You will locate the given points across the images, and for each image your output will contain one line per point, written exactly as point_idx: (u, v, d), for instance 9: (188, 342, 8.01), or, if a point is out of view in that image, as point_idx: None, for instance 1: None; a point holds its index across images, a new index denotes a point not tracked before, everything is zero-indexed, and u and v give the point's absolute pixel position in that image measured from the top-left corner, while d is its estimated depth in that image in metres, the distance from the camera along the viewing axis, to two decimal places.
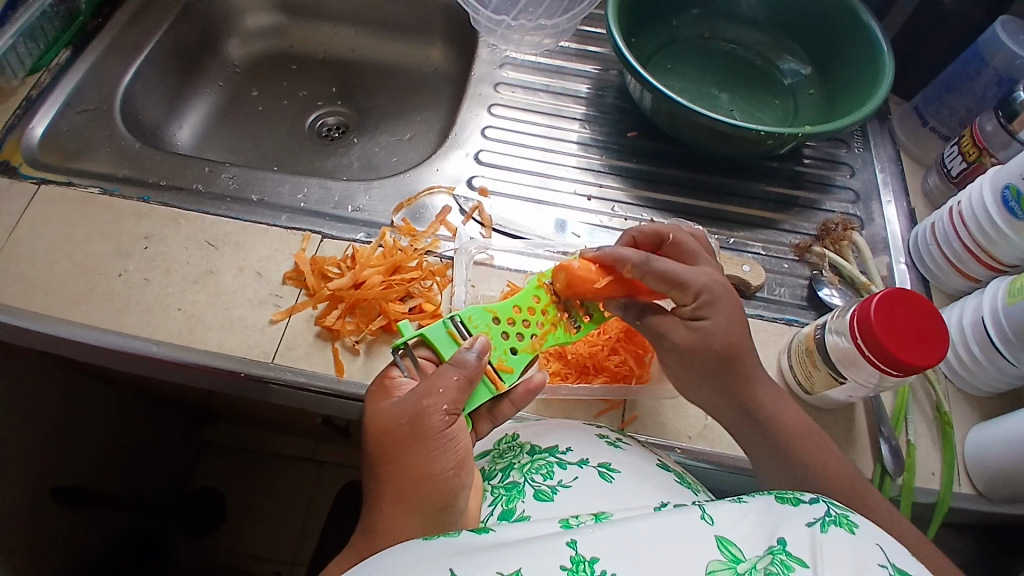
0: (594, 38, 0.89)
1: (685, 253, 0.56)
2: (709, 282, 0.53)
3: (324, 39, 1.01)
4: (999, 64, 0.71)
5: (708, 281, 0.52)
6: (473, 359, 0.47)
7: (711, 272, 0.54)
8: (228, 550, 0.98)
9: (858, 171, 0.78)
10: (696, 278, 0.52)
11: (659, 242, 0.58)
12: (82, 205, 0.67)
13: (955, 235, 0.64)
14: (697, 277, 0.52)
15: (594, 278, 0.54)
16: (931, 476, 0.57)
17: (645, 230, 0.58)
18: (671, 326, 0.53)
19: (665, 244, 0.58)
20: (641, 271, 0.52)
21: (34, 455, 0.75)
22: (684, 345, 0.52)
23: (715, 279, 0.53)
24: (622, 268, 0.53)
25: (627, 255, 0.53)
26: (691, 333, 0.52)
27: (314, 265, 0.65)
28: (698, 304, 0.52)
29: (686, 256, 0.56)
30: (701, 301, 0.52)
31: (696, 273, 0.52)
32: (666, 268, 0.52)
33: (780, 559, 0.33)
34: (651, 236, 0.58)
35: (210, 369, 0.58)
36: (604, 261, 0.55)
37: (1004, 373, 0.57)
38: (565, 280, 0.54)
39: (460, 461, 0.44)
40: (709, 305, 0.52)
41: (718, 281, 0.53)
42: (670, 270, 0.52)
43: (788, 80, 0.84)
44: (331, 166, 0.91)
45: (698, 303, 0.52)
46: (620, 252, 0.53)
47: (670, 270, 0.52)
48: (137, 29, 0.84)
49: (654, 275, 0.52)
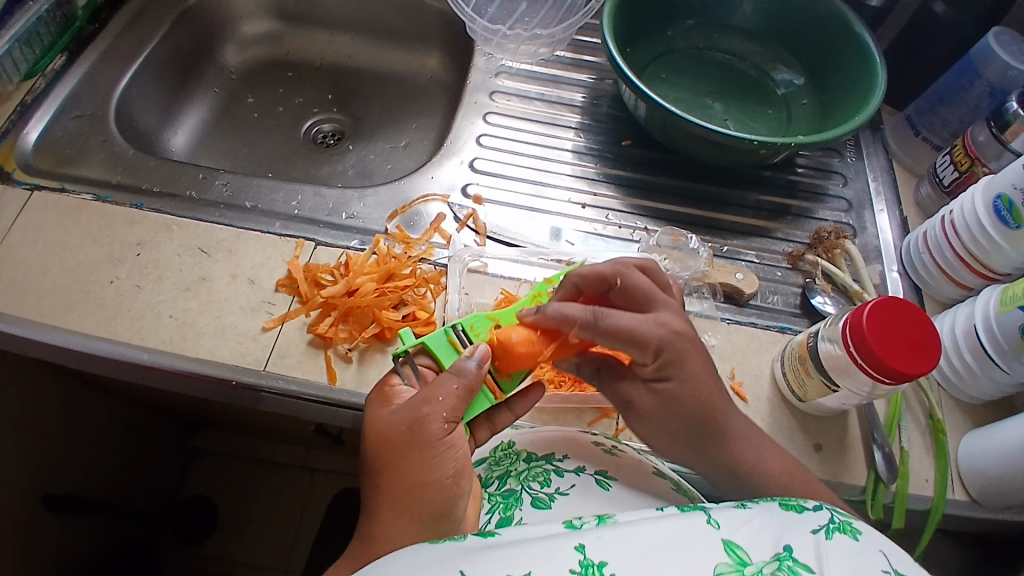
0: (589, 47, 0.89)
1: (636, 297, 0.52)
2: (668, 334, 0.50)
3: (320, 47, 1.01)
4: (993, 76, 0.72)
5: (666, 336, 0.49)
6: (473, 367, 0.47)
7: (667, 320, 0.50)
8: (219, 560, 0.97)
9: (850, 180, 0.79)
10: (654, 335, 0.49)
11: (607, 286, 0.54)
12: (75, 211, 0.67)
13: (947, 244, 0.65)
14: (654, 332, 0.49)
15: (539, 348, 0.51)
16: (926, 483, 0.57)
17: (587, 275, 0.54)
18: (635, 394, 0.52)
19: (614, 289, 0.54)
20: (593, 332, 0.50)
21: (25, 463, 0.74)
22: (649, 411, 0.52)
23: (674, 330, 0.50)
24: (569, 330, 0.51)
25: (573, 317, 0.50)
26: (654, 397, 0.51)
27: (308, 272, 0.64)
28: (658, 362, 0.50)
29: (638, 301, 0.52)
30: (662, 362, 0.50)
31: (651, 327, 0.49)
32: (622, 326, 0.49)
33: (787, 565, 0.33)
34: (594, 279, 0.54)
35: (201, 377, 0.58)
36: (546, 325, 0.51)
37: (997, 382, 0.57)
38: (507, 359, 0.50)
39: (459, 469, 0.44)
40: (671, 363, 0.49)
41: (677, 331, 0.50)
42: (623, 326, 0.49)
43: (782, 90, 0.84)
44: (326, 173, 0.91)
45: (659, 363, 0.50)
46: (564, 313, 0.50)
47: (620, 326, 0.49)
48: (134, 35, 0.85)
49: (607, 335, 0.49)
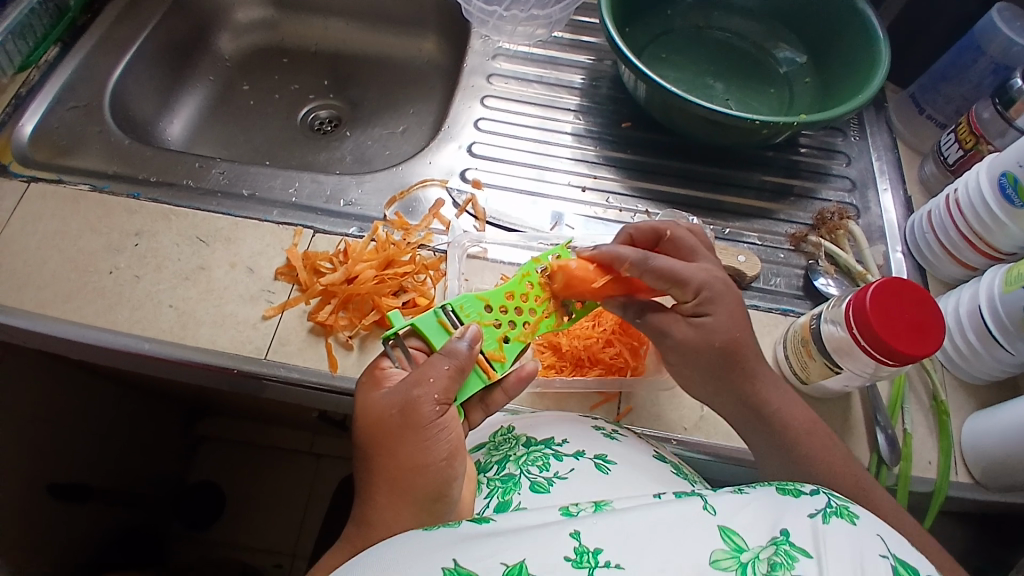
0: (588, 28, 0.88)
1: (684, 250, 0.55)
2: (709, 278, 0.52)
3: (315, 32, 1.00)
4: (996, 52, 0.70)
5: (707, 278, 0.52)
6: (465, 348, 0.47)
7: (712, 270, 0.53)
8: (226, 547, 0.98)
9: (854, 159, 0.78)
10: (695, 276, 0.52)
11: (657, 239, 0.57)
12: (72, 202, 0.66)
13: (952, 223, 0.64)
14: (697, 274, 0.52)
15: (594, 278, 0.54)
16: (928, 465, 0.57)
17: (643, 227, 0.57)
18: (671, 323, 0.52)
19: (664, 241, 0.56)
20: (640, 270, 0.52)
21: (30, 454, 0.74)
22: (685, 342, 0.51)
23: (716, 276, 0.53)
24: (621, 267, 0.53)
25: (625, 254, 0.53)
26: (692, 330, 0.51)
27: (307, 260, 0.64)
28: (698, 300, 0.52)
29: (686, 251, 0.55)
30: (701, 299, 0.51)
31: (693, 271, 0.52)
32: (666, 265, 0.52)
33: (784, 550, 0.32)
34: (648, 232, 0.56)
35: (202, 366, 0.58)
36: (603, 260, 0.54)
37: (1000, 362, 0.57)
38: (564, 280, 0.54)
39: (452, 450, 0.44)
40: (711, 302, 0.51)
41: (719, 278, 0.53)
42: (668, 267, 0.51)
43: (784, 69, 0.83)
44: (324, 160, 0.90)
45: (699, 301, 0.51)
46: (619, 250, 0.53)
47: (667, 267, 0.52)
48: (127, 23, 0.83)
49: (653, 273, 0.52)
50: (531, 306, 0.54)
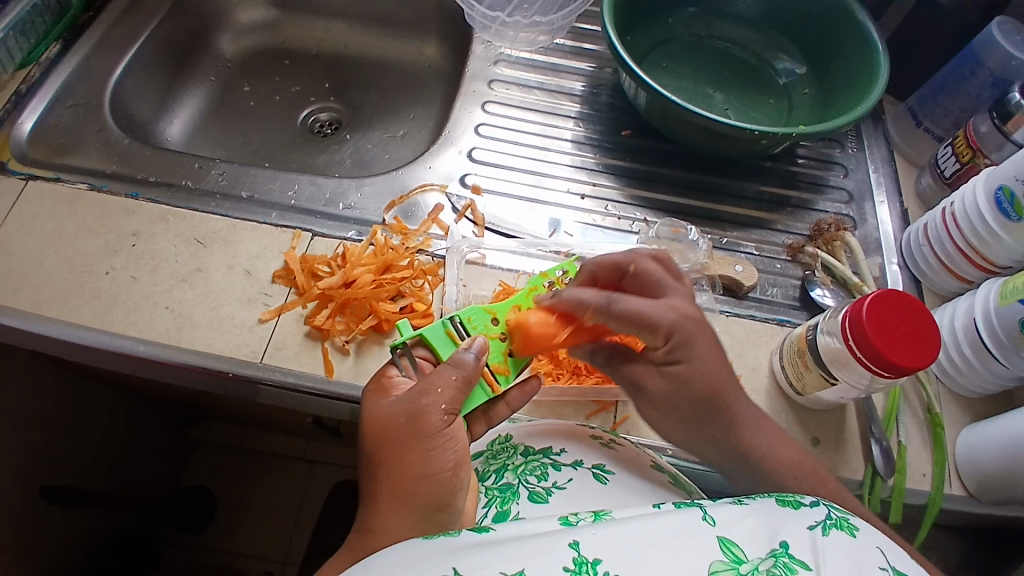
0: (589, 36, 0.88)
1: (649, 285, 0.53)
2: (680, 319, 0.50)
3: (317, 34, 1.00)
4: (995, 65, 0.71)
5: (677, 319, 0.49)
6: (472, 359, 0.47)
7: (679, 304, 0.51)
8: (218, 548, 0.98)
9: (851, 171, 0.78)
10: (664, 318, 0.49)
11: (621, 273, 0.55)
12: (69, 202, 0.66)
13: (948, 237, 0.64)
14: (666, 316, 0.49)
15: (555, 331, 0.52)
16: (922, 478, 0.57)
17: (604, 265, 0.55)
18: (647, 375, 0.52)
19: (627, 276, 0.55)
20: (605, 316, 0.50)
21: (24, 454, 0.74)
22: (659, 393, 0.51)
23: (684, 314, 0.50)
24: (583, 315, 0.51)
25: (588, 300, 0.50)
26: (667, 380, 0.51)
27: (305, 263, 0.64)
28: (669, 345, 0.50)
29: (652, 288, 0.53)
30: (672, 344, 0.50)
31: (662, 310, 0.50)
32: (634, 310, 0.49)
33: (782, 562, 0.32)
34: (610, 268, 0.55)
35: (197, 368, 0.58)
36: (563, 309, 0.52)
37: (995, 375, 0.57)
38: (524, 338, 0.51)
39: (457, 462, 0.44)
40: (682, 346, 0.50)
41: (689, 316, 0.50)
42: (635, 310, 0.49)
43: (783, 80, 0.83)
44: (323, 163, 0.90)
45: (670, 346, 0.50)
46: (580, 297, 0.51)
47: (632, 310, 0.49)
48: (129, 23, 0.84)
49: (620, 320, 0.50)
50: None
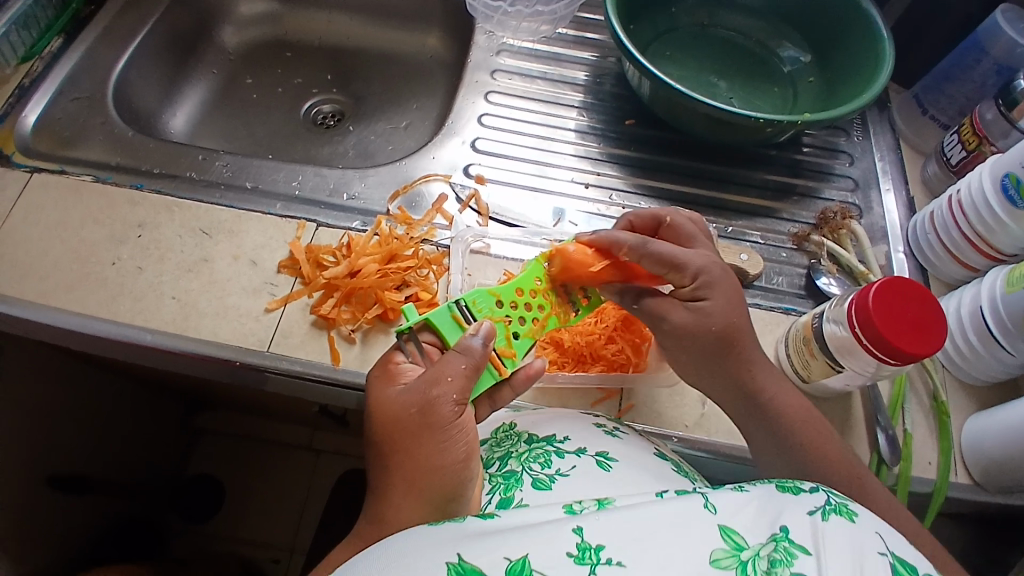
0: (592, 25, 0.88)
1: (682, 236, 0.56)
2: (708, 264, 0.52)
3: (319, 25, 0.99)
4: (999, 53, 0.70)
5: (706, 263, 0.52)
6: (480, 345, 0.46)
7: (710, 255, 0.54)
8: (225, 539, 0.98)
9: (857, 159, 0.78)
10: (694, 260, 0.52)
11: (657, 225, 0.58)
12: (74, 193, 0.66)
13: (954, 224, 0.64)
14: (696, 259, 0.52)
15: (592, 262, 0.54)
16: (927, 466, 0.57)
17: (642, 214, 0.58)
18: (670, 308, 0.52)
19: (663, 227, 0.57)
20: (639, 254, 0.52)
21: (31, 444, 0.74)
22: (683, 326, 0.51)
23: (712, 261, 0.53)
24: (618, 252, 0.54)
25: (624, 237, 0.53)
26: (691, 314, 0.51)
27: (310, 253, 0.64)
28: (695, 285, 0.52)
29: (684, 239, 0.55)
30: (699, 283, 0.52)
31: (694, 256, 0.52)
32: (665, 251, 0.52)
33: (783, 547, 0.33)
34: (647, 217, 0.58)
35: (204, 357, 0.58)
36: (600, 245, 0.55)
37: (1000, 362, 0.57)
38: (562, 265, 0.54)
39: (468, 452, 0.44)
40: (707, 287, 0.52)
41: (716, 264, 0.53)
42: (666, 252, 0.52)
43: (788, 68, 0.83)
44: (326, 154, 0.90)
45: (696, 286, 0.52)
46: (616, 235, 0.53)
47: (666, 253, 0.52)
48: (131, 14, 0.83)
49: (653, 259, 0.52)
50: (541, 302, 0.54)
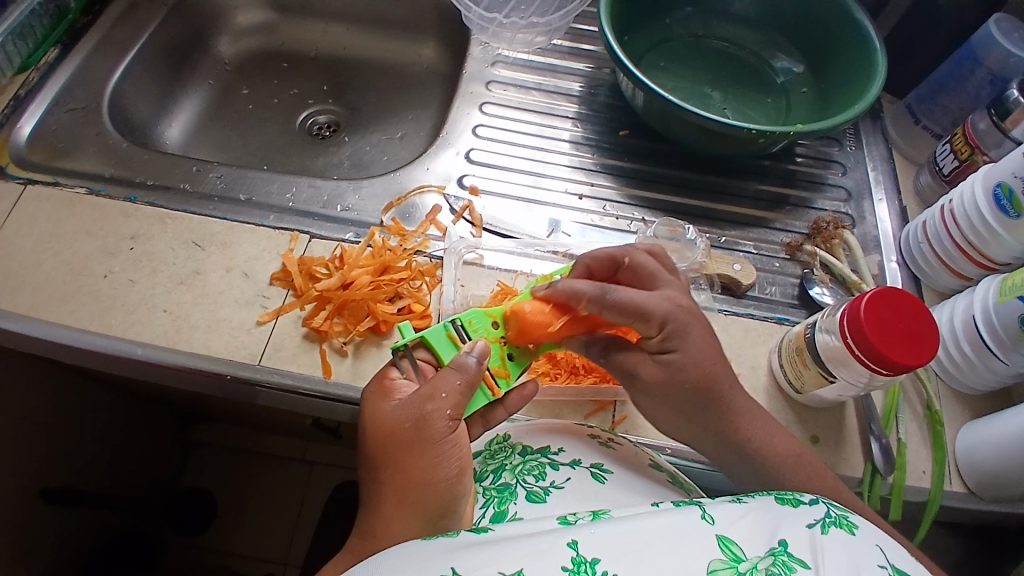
0: (587, 36, 0.89)
1: (643, 277, 0.54)
2: (674, 308, 0.50)
3: (315, 37, 1.00)
4: (994, 63, 0.71)
5: (671, 309, 0.50)
6: (474, 363, 0.47)
7: (675, 296, 0.51)
8: (219, 552, 0.98)
9: (850, 169, 0.78)
10: (658, 307, 0.50)
11: (616, 266, 0.56)
12: (68, 205, 0.66)
13: (947, 234, 0.64)
14: (661, 305, 0.50)
15: (550, 321, 0.51)
16: (922, 475, 0.57)
17: (598, 256, 0.55)
18: (638, 363, 0.52)
19: (622, 269, 0.55)
20: (599, 305, 0.50)
21: (24, 458, 0.74)
22: (653, 382, 0.51)
23: (677, 305, 0.51)
24: (578, 305, 0.51)
25: (582, 290, 0.51)
26: (660, 367, 0.50)
27: (302, 265, 0.64)
28: (663, 334, 0.50)
29: (646, 280, 0.53)
30: (666, 334, 0.50)
31: (656, 301, 0.50)
32: (630, 299, 0.50)
33: (782, 561, 0.32)
34: (604, 261, 0.55)
35: (196, 371, 0.58)
36: (557, 299, 0.52)
37: (995, 373, 0.57)
38: (519, 326, 0.51)
39: (461, 468, 0.44)
40: (676, 335, 0.50)
41: (682, 306, 0.51)
42: (628, 301, 0.50)
43: (781, 78, 0.83)
44: (321, 165, 0.90)
45: (664, 335, 0.50)
46: (574, 288, 0.51)
47: (627, 301, 0.50)
48: (127, 25, 0.84)
49: (615, 309, 0.50)
50: None
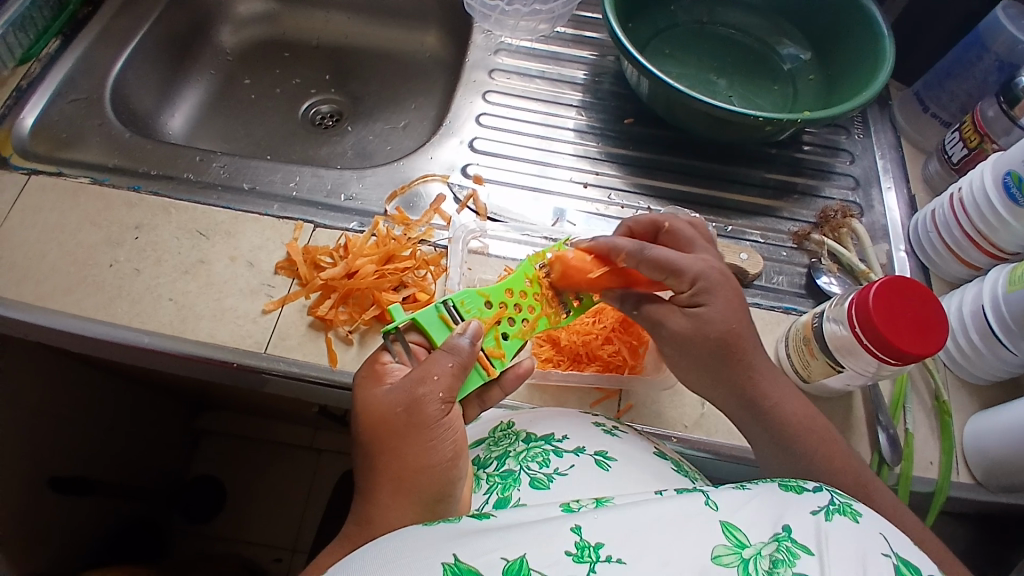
0: (591, 23, 0.88)
1: (682, 241, 0.55)
2: (706, 268, 0.51)
3: (317, 25, 0.99)
4: (1001, 49, 0.70)
5: (704, 268, 0.51)
6: (467, 344, 0.46)
7: (709, 260, 0.53)
8: (227, 541, 0.98)
9: (858, 157, 0.77)
10: (692, 265, 0.51)
11: (656, 231, 0.57)
12: (71, 195, 0.66)
13: (955, 223, 0.64)
14: (693, 264, 0.51)
15: (590, 268, 0.55)
16: (929, 466, 0.56)
17: (641, 220, 0.58)
18: (668, 314, 0.51)
19: (662, 233, 0.57)
20: (637, 260, 0.53)
21: (31, 448, 0.74)
22: (679, 333, 0.50)
23: (712, 266, 0.52)
24: (618, 258, 0.54)
25: (623, 243, 0.53)
26: (688, 321, 0.50)
27: (307, 254, 0.64)
28: (693, 290, 0.51)
29: (684, 244, 0.55)
30: (697, 289, 0.51)
31: (691, 261, 0.51)
32: (662, 255, 0.52)
33: (786, 547, 0.32)
34: (646, 224, 0.57)
35: (201, 359, 0.58)
36: (599, 252, 0.55)
37: (1003, 362, 0.56)
38: (561, 271, 0.55)
39: (456, 451, 0.44)
40: (707, 292, 0.50)
41: (716, 268, 0.52)
42: (662, 256, 0.52)
43: (788, 65, 0.82)
44: (324, 154, 0.90)
45: (695, 291, 0.51)
46: (615, 242, 0.54)
47: (662, 257, 0.52)
48: (129, 14, 0.83)
49: (650, 263, 0.52)
50: (530, 304, 0.54)
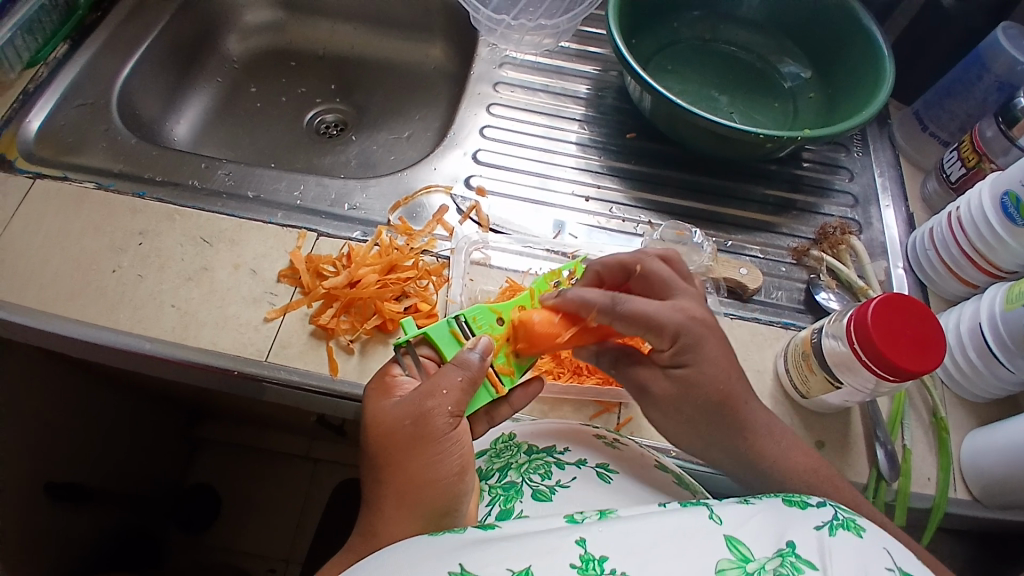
0: (594, 38, 0.89)
1: (654, 286, 0.54)
2: (686, 320, 0.50)
3: (323, 36, 1.00)
4: (1001, 70, 0.71)
5: (683, 320, 0.50)
6: (477, 359, 0.47)
7: (689, 307, 0.51)
8: (223, 549, 0.98)
9: (857, 175, 0.78)
10: (672, 320, 0.50)
11: (627, 274, 0.56)
12: (76, 201, 0.66)
13: (954, 241, 0.64)
14: (674, 317, 0.50)
15: (560, 331, 0.52)
16: (927, 481, 0.57)
17: (609, 264, 0.56)
18: (650, 378, 0.52)
19: (634, 277, 0.55)
20: (610, 316, 0.51)
21: (28, 452, 0.74)
22: (664, 397, 0.51)
23: (690, 315, 0.51)
24: (589, 314, 0.52)
25: (592, 300, 0.51)
26: (673, 384, 0.51)
27: (310, 262, 0.64)
28: (675, 347, 0.50)
29: (658, 289, 0.53)
30: (678, 347, 0.50)
31: (668, 313, 0.50)
32: (642, 310, 0.50)
33: (790, 561, 0.32)
34: (615, 268, 0.56)
35: (203, 367, 0.58)
36: (567, 309, 0.53)
37: (1000, 380, 0.57)
38: (527, 338, 0.51)
39: (463, 466, 0.44)
40: (689, 348, 0.50)
41: (697, 318, 0.51)
42: (639, 310, 0.50)
43: (789, 83, 0.83)
44: (328, 163, 0.91)
45: (676, 348, 0.50)
46: (584, 297, 0.52)
47: (638, 310, 0.50)
48: (136, 22, 0.84)
49: (626, 320, 0.50)
50: None
